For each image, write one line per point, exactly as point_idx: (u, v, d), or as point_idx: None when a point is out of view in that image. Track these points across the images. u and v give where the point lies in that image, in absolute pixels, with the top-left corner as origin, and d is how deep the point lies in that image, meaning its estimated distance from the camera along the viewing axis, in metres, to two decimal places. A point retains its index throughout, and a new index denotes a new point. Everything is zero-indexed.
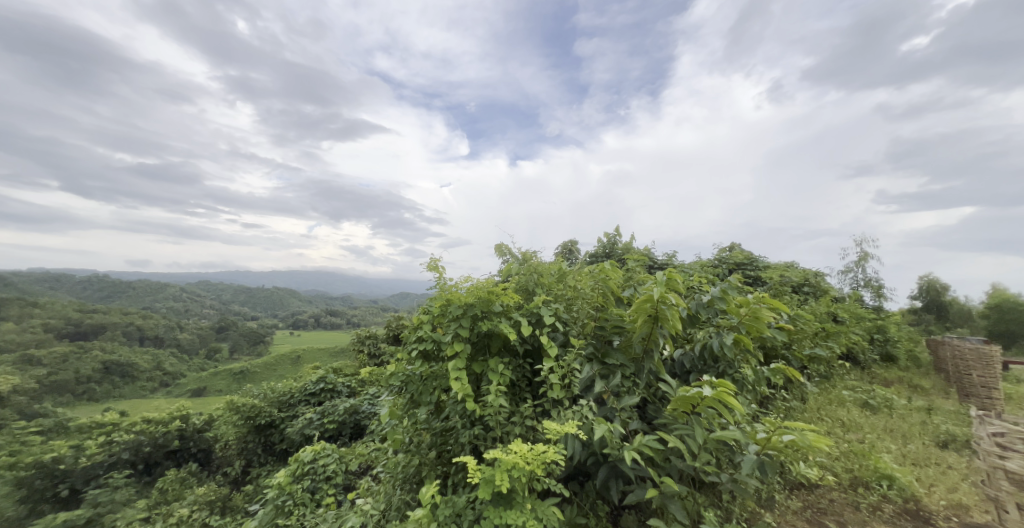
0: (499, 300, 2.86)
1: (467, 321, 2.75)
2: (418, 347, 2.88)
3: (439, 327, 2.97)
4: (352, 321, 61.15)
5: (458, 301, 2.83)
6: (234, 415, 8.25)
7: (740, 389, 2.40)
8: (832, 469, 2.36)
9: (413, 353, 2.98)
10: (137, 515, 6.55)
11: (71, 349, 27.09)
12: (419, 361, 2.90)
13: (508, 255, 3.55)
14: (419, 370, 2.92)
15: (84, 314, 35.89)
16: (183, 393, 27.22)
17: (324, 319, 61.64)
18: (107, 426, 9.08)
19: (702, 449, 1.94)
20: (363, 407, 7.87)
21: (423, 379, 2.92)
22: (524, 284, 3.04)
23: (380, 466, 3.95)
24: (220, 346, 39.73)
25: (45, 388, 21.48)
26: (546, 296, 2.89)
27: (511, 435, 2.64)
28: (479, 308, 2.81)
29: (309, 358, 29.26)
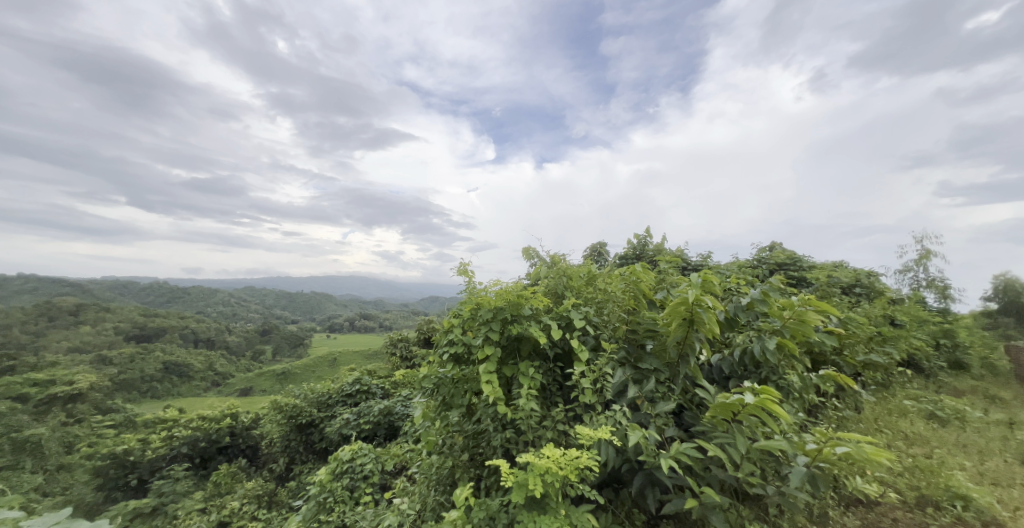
0: (529, 303, 2.86)
1: (497, 325, 2.76)
2: (449, 351, 2.92)
3: (470, 330, 3.00)
4: (385, 324, 62.74)
5: (488, 304, 2.85)
6: (279, 414, 8.78)
7: (787, 396, 2.26)
8: (897, 487, 2.19)
9: (445, 356, 3.03)
10: (194, 507, 7.03)
11: (136, 350, 29.47)
12: (450, 364, 2.94)
13: (536, 258, 3.56)
14: (450, 373, 2.96)
15: (147, 318, 39.02)
16: (232, 391, 28.85)
17: (359, 322, 63.60)
18: (168, 421, 9.81)
19: (745, 460, 1.85)
20: (396, 408, 8.02)
21: (454, 381, 2.95)
22: (554, 287, 3.03)
23: (416, 465, 4.03)
24: (265, 348, 41.85)
25: (114, 385, 23.49)
26: (576, 299, 2.86)
27: (543, 439, 2.63)
28: (508, 312, 2.81)
29: (346, 361, 30.28)
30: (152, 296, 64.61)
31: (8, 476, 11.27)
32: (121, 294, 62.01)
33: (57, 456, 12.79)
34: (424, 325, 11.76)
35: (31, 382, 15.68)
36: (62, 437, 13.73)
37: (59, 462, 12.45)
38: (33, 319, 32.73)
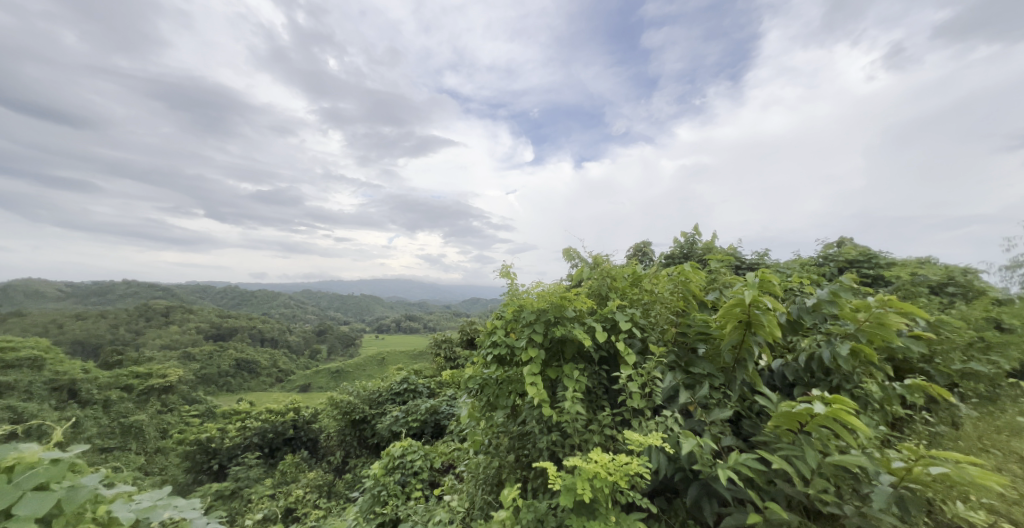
0: (572, 305, 2.83)
1: (540, 327, 2.75)
2: (493, 352, 2.95)
3: (513, 332, 3.01)
4: (430, 325, 64.54)
5: (530, 306, 2.85)
6: (335, 410, 9.33)
7: (864, 408, 2.06)
8: (1018, 505, 1.91)
9: (488, 357, 3.06)
10: (264, 493, 7.60)
11: (213, 347, 32.45)
12: (494, 365, 2.97)
13: (577, 259, 3.52)
14: (494, 374, 2.98)
15: (221, 319, 42.89)
16: (294, 387, 30.95)
17: (405, 323, 65.90)
18: (241, 413, 10.72)
19: (816, 474, 1.71)
20: (442, 408, 8.23)
21: (498, 382, 2.97)
22: (597, 288, 2.97)
23: (464, 463, 4.10)
24: (321, 348, 44.51)
25: (195, 378, 26.06)
26: (621, 301, 2.80)
27: (590, 443, 2.59)
28: (551, 314, 2.80)
29: (394, 360, 31.48)
30: (226, 299, 70.99)
31: (117, 455, 12.92)
32: (201, 298, 68.69)
33: (153, 441, 14.43)
34: (467, 326, 11.98)
35: (132, 374, 17.87)
36: (158, 423, 15.53)
37: (156, 445, 14.08)
38: (133, 319, 37.19)
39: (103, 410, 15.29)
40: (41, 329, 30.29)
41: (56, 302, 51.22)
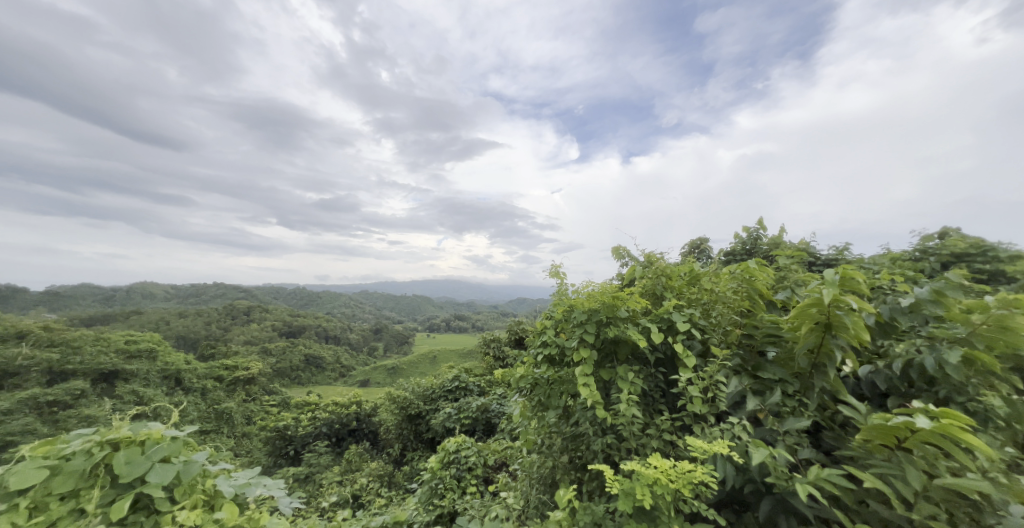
0: (625, 305, 2.75)
1: (592, 327, 2.70)
2: (543, 352, 2.95)
3: (563, 332, 2.99)
4: (479, 324, 65.70)
5: (581, 306, 2.81)
6: (394, 405, 9.83)
7: (986, 425, 1.77)
8: None
9: (539, 357, 3.06)
10: (333, 479, 8.16)
11: (286, 344, 35.35)
12: (545, 365, 2.97)
13: (627, 258, 3.43)
14: (546, 374, 2.97)
15: (292, 318, 46.64)
16: (355, 382, 32.89)
17: (455, 323, 67.65)
18: (311, 404, 11.59)
19: (921, 497, 1.51)
20: (493, 406, 8.37)
21: (550, 382, 2.95)
22: (651, 288, 2.87)
23: (518, 461, 4.14)
24: (379, 346, 46.98)
25: (272, 372, 28.59)
26: (679, 300, 2.68)
27: (648, 448, 2.51)
28: (603, 314, 2.73)
29: (446, 359, 32.42)
30: (296, 299, 77.34)
31: (212, 437, 14.53)
32: (275, 298, 75.17)
33: (240, 426, 16.04)
34: (515, 326, 12.09)
35: (222, 365, 19.99)
36: (242, 410, 17.24)
37: (242, 430, 15.65)
38: (222, 317, 41.64)
39: (200, 396, 17.29)
40: (151, 325, 34.89)
41: (162, 303, 58.60)
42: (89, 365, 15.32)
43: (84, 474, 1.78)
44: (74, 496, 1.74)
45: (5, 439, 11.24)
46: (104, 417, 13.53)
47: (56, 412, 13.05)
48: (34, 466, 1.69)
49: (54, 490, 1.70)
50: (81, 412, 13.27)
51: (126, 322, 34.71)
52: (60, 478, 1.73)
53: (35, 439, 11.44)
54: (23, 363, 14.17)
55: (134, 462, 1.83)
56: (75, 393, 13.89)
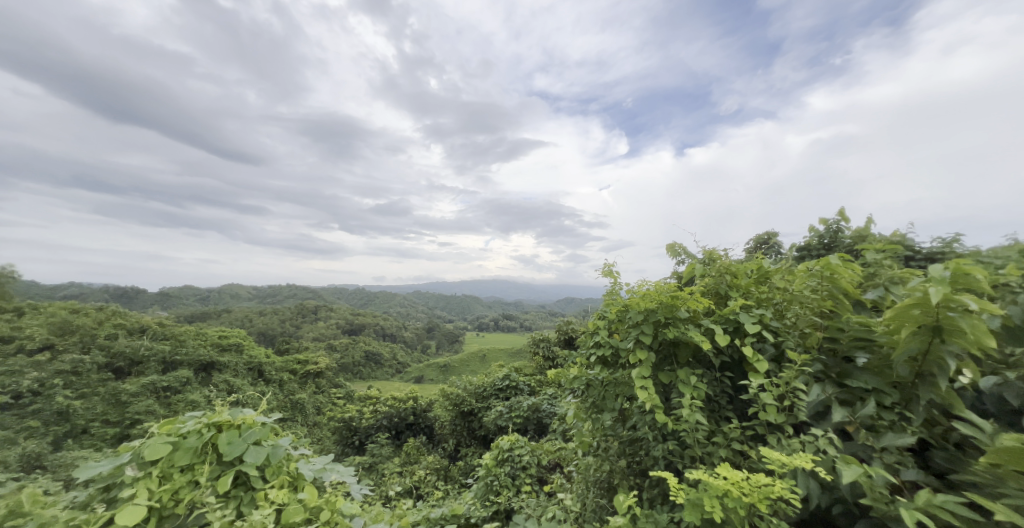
0: (685, 305, 2.62)
1: (650, 327, 2.59)
2: (597, 353, 2.89)
3: (618, 333, 2.91)
4: (528, 324, 65.83)
5: (637, 306, 2.71)
6: (447, 401, 10.15)
7: None
8: None
9: (592, 358, 3.01)
10: (394, 470, 8.59)
11: (349, 341, 37.76)
12: (599, 366, 2.91)
13: (683, 255, 3.27)
14: (600, 376, 2.90)
15: (354, 316, 49.75)
16: (411, 378, 34.32)
17: (503, 323, 68.39)
18: (372, 398, 12.28)
19: None
20: (544, 406, 8.36)
21: (604, 383, 2.88)
22: (714, 287, 2.71)
23: (574, 461, 4.08)
24: (432, 344, 48.72)
25: (337, 367, 30.73)
26: (747, 300, 2.51)
27: (716, 457, 2.37)
28: (661, 314, 2.62)
29: (495, 358, 32.86)
30: (357, 299, 82.43)
31: (289, 425, 15.91)
32: (339, 298, 80.50)
33: (311, 416, 17.38)
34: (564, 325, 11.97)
35: (296, 360, 21.76)
36: (313, 401, 18.69)
37: (313, 420, 16.96)
38: (295, 316, 45.44)
39: (278, 387, 19.00)
40: (238, 322, 38.92)
41: (247, 302, 65.29)
42: (192, 357, 17.32)
43: (197, 450, 2.05)
44: (189, 470, 2.01)
45: (133, 417, 13.38)
46: (205, 402, 15.37)
47: (169, 396, 15.08)
48: (162, 440, 1.99)
49: (175, 462, 1.97)
50: (188, 396, 15.20)
51: (219, 319, 39.12)
52: (180, 452, 2.01)
53: (154, 418, 13.41)
54: (144, 353, 16.54)
55: (234, 442, 2.09)
56: (182, 380, 15.89)
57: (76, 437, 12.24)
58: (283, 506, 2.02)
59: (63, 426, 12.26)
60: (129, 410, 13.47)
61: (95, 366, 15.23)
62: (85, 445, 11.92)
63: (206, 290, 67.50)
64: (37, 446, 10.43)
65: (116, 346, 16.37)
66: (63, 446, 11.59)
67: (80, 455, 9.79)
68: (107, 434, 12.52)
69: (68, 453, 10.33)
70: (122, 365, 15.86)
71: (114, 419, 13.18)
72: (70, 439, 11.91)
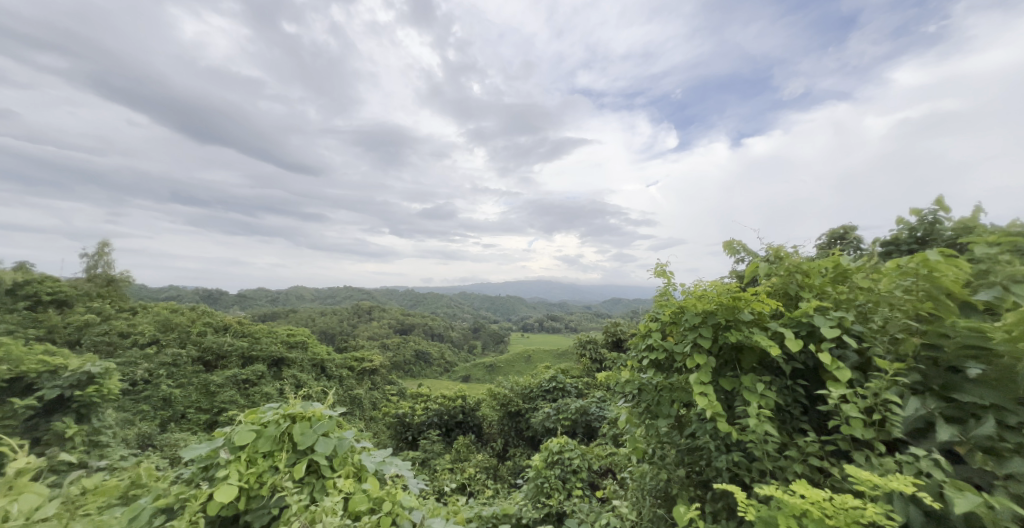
0: (748, 306, 2.45)
1: (708, 330, 2.45)
2: (650, 356, 2.78)
3: (673, 336, 2.78)
4: (572, 325, 64.99)
5: (693, 307, 2.57)
6: (495, 402, 10.26)
7: None
8: None
9: (644, 361, 2.89)
10: (446, 466, 8.82)
11: (401, 341, 39.36)
12: (652, 370, 2.80)
13: (744, 253, 3.07)
14: (654, 380, 2.78)
15: (405, 317, 51.83)
16: (458, 377, 35.16)
17: (547, 324, 68.09)
18: (423, 396, 12.70)
19: None
20: (593, 409, 8.24)
21: (658, 387, 2.75)
22: (782, 287, 2.50)
23: (629, 467, 3.96)
24: (477, 344, 49.57)
25: (390, 366, 32.16)
26: (822, 302, 2.29)
27: (790, 472, 2.18)
28: (721, 316, 2.47)
29: (540, 359, 32.89)
30: (408, 300, 85.82)
31: (349, 418, 16.89)
32: (391, 300, 84.13)
33: (367, 411, 18.32)
34: (611, 327, 11.71)
35: (354, 357, 23.04)
36: (370, 397, 19.68)
37: (370, 414, 17.88)
38: (351, 316, 48.19)
39: (338, 382, 20.25)
40: (303, 321, 41.89)
41: (311, 303, 70.10)
42: (266, 352, 18.90)
43: (277, 438, 2.23)
44: (270, 456, 2.19)
45: (219, 405, 14.85)
46: (277, 394, 16.69)
47: (248, 387, 16.55)
48: (247, 428, 2.19)
49: (259, 448, 2.15)
50: (263, 388, 16.62)
51: (287, 319, 42.37)
52: (262, 439, 2.19)
53: (236, 408, 14.79)
54: (227, 348, 18.28)
55: (306, 433, 2.25)
56: (258, 373, 17.38)
57: (176, 421, 13.78)
58: (350, 494, 2.13)
59: (166, 411, 13.86)
60: (217, 399, 14.96)
61: (190, 359, 17.07)
62: (184, 428, 13.41)
63: (275, 292, 73.37)
64: (149, 426, 11.90)
65: (205, 341, 18.25)
66: (167, 428, 13.11)
67: (182, 437, 11.02)
68: (200, 419, 13.98)
69: (171, 434, 11.67)
70: (211, 359, 17.69)
71: (205, 406, 14.70)
72: (172, 423, 13.45)
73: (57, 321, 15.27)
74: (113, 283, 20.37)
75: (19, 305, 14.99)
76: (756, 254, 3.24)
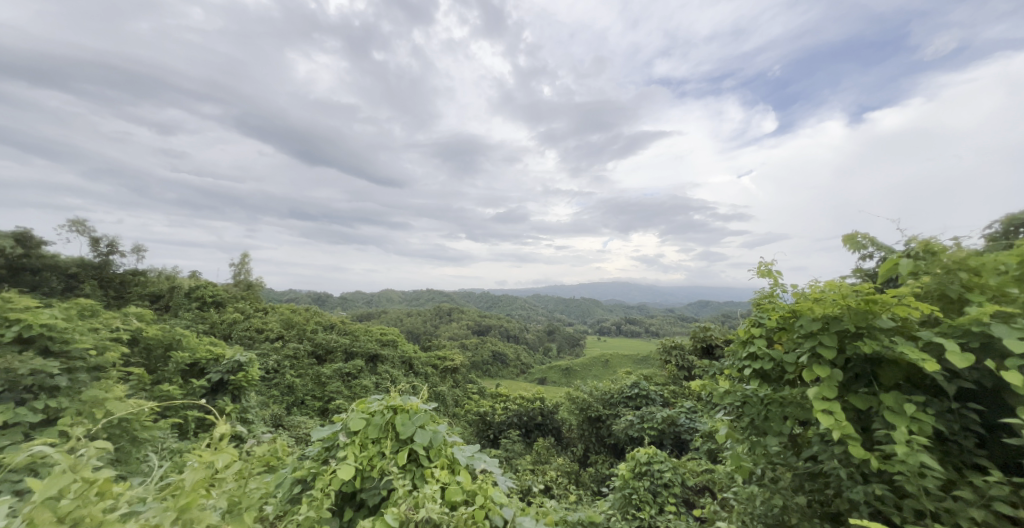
0: (887, 311, 2.02)
1: (832, 338, 2.06)
2: (753, 365, 2.44)
3: (782, 344, 2.42)
4: (653, 329, 61.45)
5: (810, 311, 2.19)
6: (574, 406, 10.04)
7: None
8: None
9: (746, 372, 2.55)
10: (527, 467, 8.86)
11: (480, 341, 40.71)
12: (756, 381, 2.45)
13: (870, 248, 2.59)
14: (760, 392, 2.43)
15: (483, 318, 53.55)
16: (535, 379, 35.29)
17: (626, 327, 65.43)
18: (501, 396, 12.91)
19: None
20: (682, 420, 7.68)
21: (766, 401, 2.38)
22: (936, 288, 2.02)
23: (732, 486, 3.54)
24: (553, 346, 49.47)
25: (470, 365, 33.40)
26: (1003, 306, 1.79)
27: (967, 518, 1.72)
28: (849, 322, 2.07)
29: (618, 364, 31.72)
30: (486, 302, 88.51)
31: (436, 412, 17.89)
32: (471, 302, 87.57)
33: (450, 407, 19.21)
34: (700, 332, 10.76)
35: (438, 356, 24.40)
36: (452, 394, 20.64)
37: (453, 411, 18.74)
38: (433, 317, 51.04)
39: (425, 379, 21.57)
40: (393, 321, 45.42)
41: (396, 304, 75.68)
42: (364, 349, 20.81)
43: (382, 427, 2.41)
44: (379, 442, 2.37)
45: (329, 395, 16.71)
46: (375, 388, 18.33)
47: (350, 380, 18.40)
48: (359, 415, 2.41)
49: (369, 434, 2.35)
50: (363, 381, 18.33)
51: (380, 319, 46.46)
52: (371, 426, 2.39)
53: (342, 398, 16.51)
54: (334, 344, 20.49)
55: (407, 423, 2.40)
56: (358, 368, 19.25)
57: (298, 406, 15.82)
58: (446, 485, 2.20)
59: (291, 397, 15.98)
60: (327, 389, 16.87)
61: (307, 352, 19.48)
62: (303, 412, 15.31)
63: (370, 295, 80.67)
64: (278, 408, 13.85)
65: (318, 338, 20.67)
66: (291, 412, 15.13)
67: (302, 420, 12.62)
68: (316, 406, 15.85)
69: (294, 417, 13.41)
70: (322, 353, 19.95)
71: (319, 395, 16.66)
72: (295, 407, 15.47)
73: (216, 319, 18.56)
74: (251, 287, 24.23)
75: (189, 304, 18.56)
76: (890, 248, 2.68)
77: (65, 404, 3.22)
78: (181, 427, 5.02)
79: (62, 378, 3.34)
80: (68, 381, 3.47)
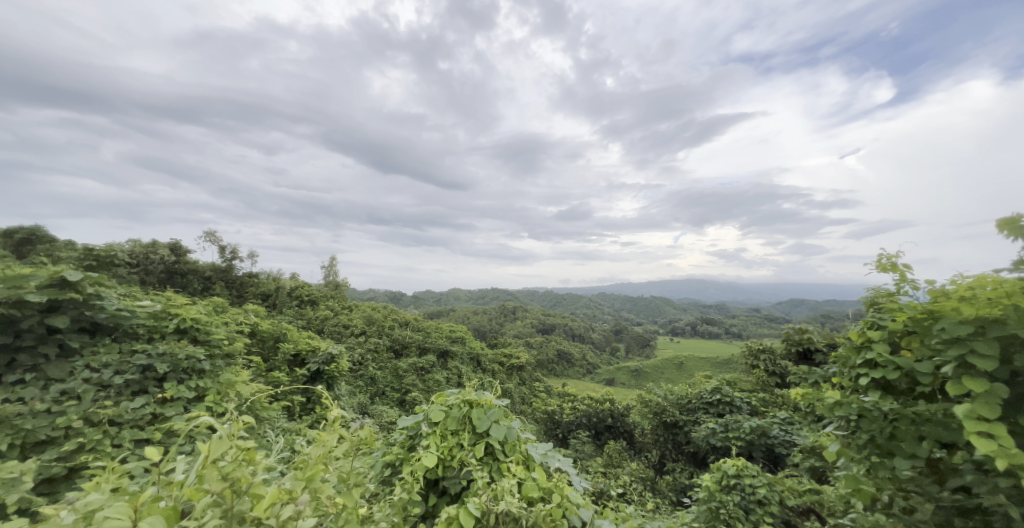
0: None
1: (990, 347, 1.52)
2: (871, 376, 1.95)
3: (913, 350, 1.88)
4: (735, 330, 56.46)
5: (955, 311, 1.65)
6: (647, 409, 9.44)
7: None
8: None
9: (862, 382, 2.04)
10: (598, 469, 8.48)
11: (546, 340, 40.54)
12: (874, 393, 1.94)
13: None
14: (879, 406, 1.91)
15: (549, 317, 53.25)
16: (601, 380, 34.24)
17: (701, 327, 60.86)
18: (570, 396, 12.59)
19: None
20: (775, 431, 6.78)
21: (891, 417, 1.85)
22: None
23: (847, 511, 2.93)
24: (621, 346, 47.67)
25: (535, 364, 33.34)
26: None
27: None
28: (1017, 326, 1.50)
29: (695, 367, 29.60)
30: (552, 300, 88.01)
31: None
32: (535, 301, 87.60)
33: (517, 404, 19.30)
34: (794, 335, 9.27)
35: (504, 353, 24.72)
36: (519, 392, 20.73)
37: (518, 408, 18.82)
38: (500, 315, 51.84)
39: (492, 376, 21.94)
40: (462, 319, 46.93)
41: (464, 303, 78.32)
42: (435, 345, 21.72)
43: (460, 419, 2.35)
44: (456, 434, 2.30)
45: (406, 387, 17.68)
46: (446, 383, 19.09)
47: (424, 374, 19.33)
48: (439, 407, 2.36)
49: (448, 426, 2.29)
50: (435, 376, 19.15)
51: (450, 317, 48.24)
52: (449, 418, 2.33)
53: (417, 392, 17.37)
54: (408, 340, 21.64)
55: (482, 418, 2.32)
56: (431, 363, 20.15)
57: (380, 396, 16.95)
58: (522, 481, 2.06)
59: (374, 387, 17.16)
60: (404, 382, 17.86)
61: (387, 347, 20.84)
62: (385, 402, 16.36)
63: (442, 295, 84.17)
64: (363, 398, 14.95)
65: (395, 334, 21.99)
66: (374, 400, 16.25)
67: (383, 409, 13.46)
68: (394, 396, 16.81)
69: (378, 407, 14.38)
70: (399, 348, 21.16)
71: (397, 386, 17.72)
72: (378, 397, 16.58)
73: (313, 316, 20.61)
74: (339, 287, 26.59)
75: (291, 303, 20.88)
76: None
77: (209, 384, 3.65)
78: (290, 409, 5.56)
79: (207, 362, 3.78)
80: (211, 365, 3.92)
